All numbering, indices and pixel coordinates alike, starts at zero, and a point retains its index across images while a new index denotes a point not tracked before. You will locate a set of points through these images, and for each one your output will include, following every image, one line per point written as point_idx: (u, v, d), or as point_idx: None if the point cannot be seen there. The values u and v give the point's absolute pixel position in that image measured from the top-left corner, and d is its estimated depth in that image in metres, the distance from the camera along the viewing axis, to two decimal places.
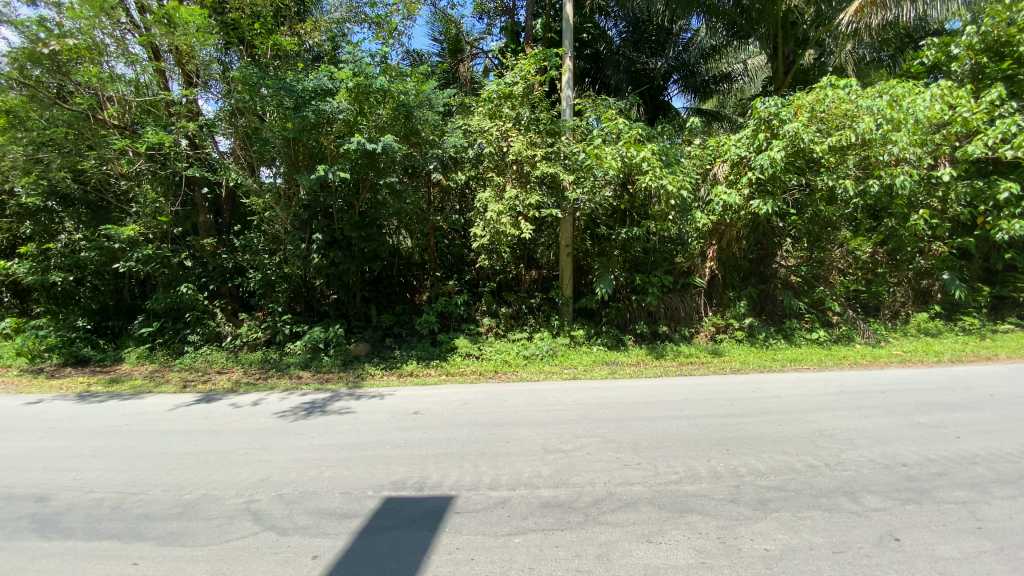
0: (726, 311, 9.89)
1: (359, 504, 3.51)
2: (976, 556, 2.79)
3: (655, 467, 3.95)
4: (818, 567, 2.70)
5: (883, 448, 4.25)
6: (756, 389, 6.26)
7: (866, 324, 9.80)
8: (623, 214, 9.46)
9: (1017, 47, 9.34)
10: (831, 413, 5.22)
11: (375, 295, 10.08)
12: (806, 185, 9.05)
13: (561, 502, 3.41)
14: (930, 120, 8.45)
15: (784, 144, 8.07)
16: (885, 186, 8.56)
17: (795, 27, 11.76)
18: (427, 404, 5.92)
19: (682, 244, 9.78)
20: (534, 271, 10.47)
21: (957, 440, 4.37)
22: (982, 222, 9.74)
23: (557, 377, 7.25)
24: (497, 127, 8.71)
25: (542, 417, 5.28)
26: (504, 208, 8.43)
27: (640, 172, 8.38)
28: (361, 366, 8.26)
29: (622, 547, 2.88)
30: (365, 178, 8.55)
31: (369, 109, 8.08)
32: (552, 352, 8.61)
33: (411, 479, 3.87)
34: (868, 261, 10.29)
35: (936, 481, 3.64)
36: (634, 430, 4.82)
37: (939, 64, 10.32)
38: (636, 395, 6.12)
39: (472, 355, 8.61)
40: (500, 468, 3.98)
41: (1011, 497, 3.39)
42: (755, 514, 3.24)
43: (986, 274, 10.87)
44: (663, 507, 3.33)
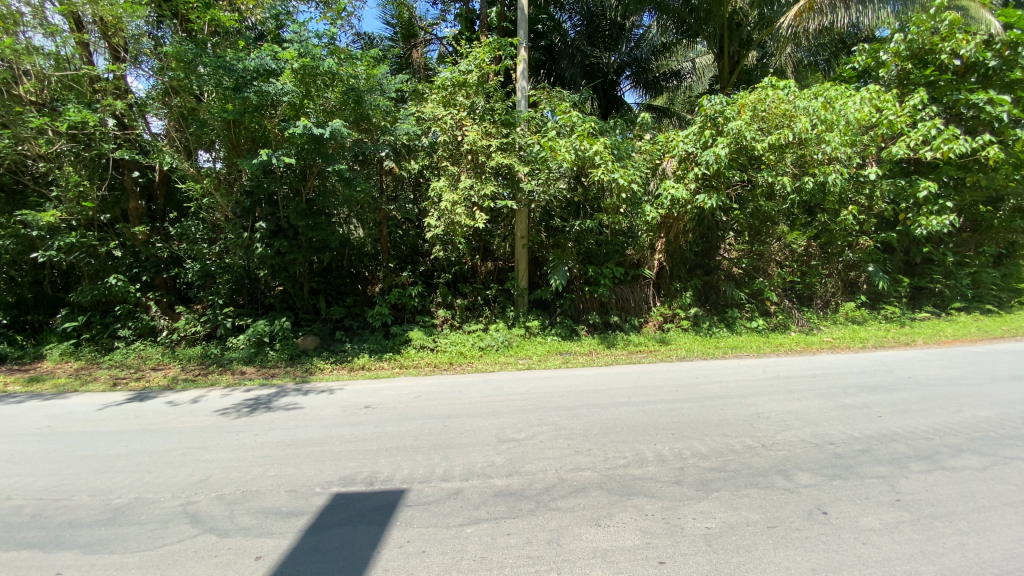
0: (674, 302, 10.28)
1: (305, 502, 3.40)
2: (896, 526, 3.04)
3: (605, 452, 4.05)
4: (755, 542, 2.86)
5: (814, 428, 4.55)
6: (701, 375, 6.56)
7: (801, 314, 10.44)
8: (576, 206, 9.58)
9: (937, 56, 10.13)
10: (768, 397, 5.53)
11: (324, 287, 9.71)
12: (748, 181, 9.47)
13: (513, 490, 3.43)
14: (859, 122, 8.99)
15: (728, 140, 8.48)
16: (818, 184, 9.08)
17: (740, 28, 12.21)
18: (379, 398, 5.81)
19: (632, 237, 10.05)
20: (489, 262, 10.44)
21: (879, 420, 4.74)
22: (903, 218, 10.53)
23: (512, 367, 7.29)
24: (452, 115, 8.58)
25: (496, 407, 5.29)
26: (459, 198, 8.35)
27: (592, 166, 8.50)
28: (309, 360, 7.99)
29: (573, 532, 2.94)
30: (312, 165, 8.22)
31: (315, 92, 7.70)
32: (507, 343, 8.64)
33: (362, 474, 3.79)
34: (802, 253, 10.95)
35: (860, 458, 3.94)
36: (586, 417, 4.92)
37: (869, 69, 11.03)
38: (587, 383, 6.27)
39: (426, 348, 8.51)
40: (454, 459, 3.96)
41: (926, 471, 3.72)
42: (697, 494, 3.39)
43: (906, 266, 11.83)
44: (612, 491, 3.43)
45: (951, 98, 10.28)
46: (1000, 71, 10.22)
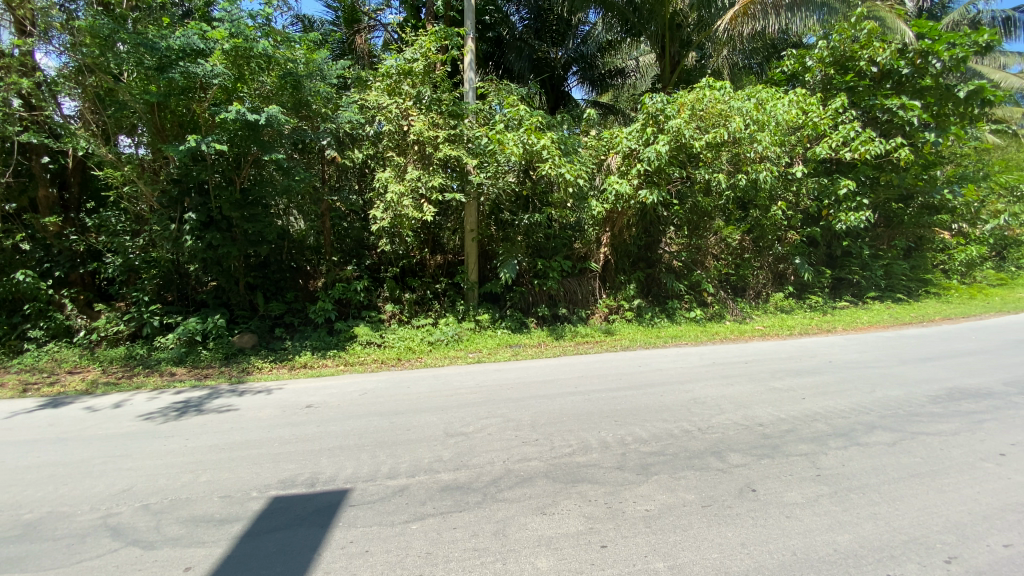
0: (618, 294, 10.60)
1: (240, 507, 3.24)
2: (816, 500, 3.28)
3: (551, 442, 4.12)
4: (690, 521, 3.01)
5: (745, 411, 4.83)
6: (643, 364, 6.82)
7: (735, 304, 11.05)
8: (525, 200, 9.61)
9: (857, 62, 10.93)
10: (704, 382, 5.83)
11: (262, 282, 9.24)
12: (687, 178, 9.88)
13: (460, 484, 3.42)
14: (788, 123, 9.57)
15: (669, 138, 8.76)
16: (750, 181, 9.60)
17: (680, 29, 12.61)
18: (322, 396, 5.62)
19: (579, 231, 10.24)
20: (438, 255, 10.29)
21: (803, 401, 5.10)
22: (826, 214, 11.34)
23: (462, 361, 7.25)
24: (397, 104, 8.36)
25: (444, 402, 5.24)
26: (406, 190, 8.17)
27: (540, 160, 8.56)
28: (246, 359, 7.60)
29: (518, 522, 2.97)
30: (247, 152, 7.77)
31: (249, 75, 7.25)
32: (457, 337, 8.58)
33: (303, 475, 3.65)
34: (737, 247, 11.50)
35: (785, 437, 4.23)
36: (533, 408, 4.98)
37: (796, 74, 11.76)
38: (535, 374, 6.35)
39: (372, 344, 8.30)
40: (399, 456, 3.89)
41: (842, 447, 4.04)
42: (638, 478, 3.52)
43: (828, 258, 12.77)
44: (557, 479, 3.50)
45: (868, 103, 11.12)
46: (912, 78, 11.09)
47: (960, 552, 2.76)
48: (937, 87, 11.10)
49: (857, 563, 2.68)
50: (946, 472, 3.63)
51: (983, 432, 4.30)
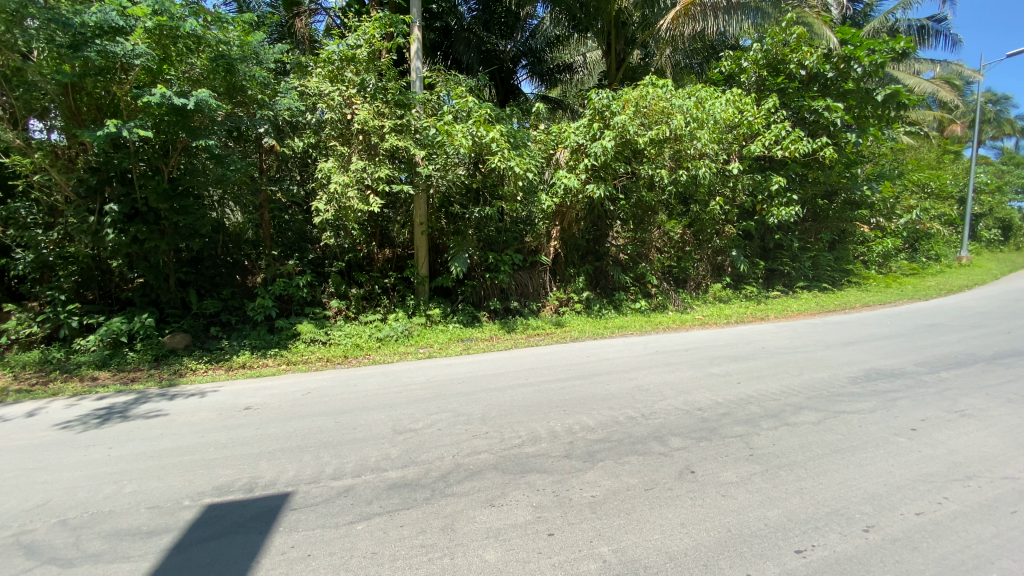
0: (568, 286, 10.80)
1: (171, 518, 3.05)
2: (750, 478, 3.49)
3: (501, 434, 4.14)
4: (633, 505, 3.13)
5: (685, 397, 5.05)
6: (591, 354, 7.00)
7: (677, 295, 11.52)
8: (475, 193, 9.54)
9: (788, 65, 11.64)
10: (647, 370, 6.06)
11: (195, 278, 8.69)
12: (632, 173, 10.16)
13: (408, 481, 3.37)
14: (725, 121, 10.01)
15: (614, 134, 8.95)
16: (691, 176, 10.00)
17: (625, 27, 12.89)
18: (262, 398, 5.37)
19: (530, 224, 10.29)
20: (387, 249, 10.05)
21: (738, 385, 5.40)
22: (760, 209, 12.01)
23: (412, 357, 7.15)
24: (339, 92, 8.08)
25: (392, 398, 5.15)
26: (350, 180, 7.90)
27: (489, 153, 8.50)
28: (179, 360, 7.15)
29: (467, 515, 2.97)
30: (175, 139, 7.27)
31: (175, 56, 6.79)
32: (407, 332, 8.43)
33: (240, 481, 3.49)
34: (678, 240, 11.92)
35: (722, 420, 4.46)
36: (484, 401, 4.99)
37: (733, 74, 12.32)
38: (487, 367, 6.37)
39: (317, 341, 8.01)
40: (345, 455, 3.79)
41: (773, 427, 4.30)
42: (585, 465, 3.61)
43: (763, 251, 13.52)
44: (506, 471, 3.52)
45: (798, 104, 11.80)
46: (836, 81, 11.83)
47: (876, 520, 3.02)
48: (858, 90, 11.91)
49: (785, 535, 2.87)
50: (864, 448, 3.95)
51: (896, 409, 4.71)
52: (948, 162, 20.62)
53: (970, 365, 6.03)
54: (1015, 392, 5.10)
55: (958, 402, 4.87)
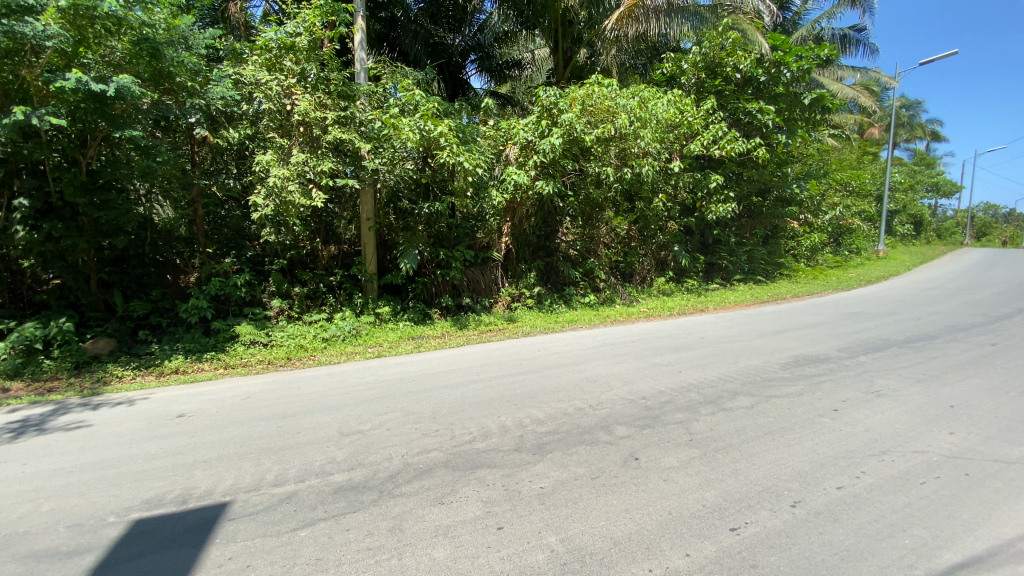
0: (519, 282, 10.89)
1: (94, 536, 2.84)
2: (689, 462, 3.66)
3: (451, 431, 4.13)
4: (580, 494, 3.21)
5: (631, 386, 5.24)
6: (542, 348, 7.10)
7: (624, 289, 11.88)
8: (425, 188, 9.42)
9: (724, 69, 12.19)
10: (595, 362, 6.22)
11: (121, 278, 8.08)
12: (580, 170, 10.35)
13: (355, 484, 3.31)
14: (667, 121, 10.37)
15: (562, 131, 9.10)
16: (635, 175, 10.30)
17: (572, 25, 13.05)
18: (196, 404, 5.09)
19: (481, 220, 10.27)
20: (332, 246, 9.72)
21: (680, 374, 5.66)
22: (699, 206, 12.56)
23: (360, 357, 6.97)
24: (278, 81, 7.73)
25: (338, 400, 5.02)
26: (291, 174, 7.58)
27: (438, 147, 8.39)
28: (103, 367, 6.65)
29: (415, 515, 2.95)
30: (94, 127, 6.71)
31: (92, 39, 6.23)
32: (355, 332, 8.20)
33: (172, 493, 3.30)
34: (625, 236, 12.27)
35: (664, 407, 4.66)
36: (434, 399, 4.95)
37: (675, 76, 12.78)
38: (437, 365, 6.32)
39: (258, 343, 7.66)
40: (288, 461, 3.67)
41: (711, 413, 4.54)
42: (534, 458, 3.67)
43: (703, 246, 14.16)
44: (456, 468, 3.52)
45: (734, 106, 12.39)
46: (768, 85, 12.47)
47: (802, 496, 3.25)
48: (788, 94, 12.64)
49: (722, 515, 3.04)
50: (792, 429, 4.24)
51: (821, 391, 5.08)
52: (866, 163, 22.35)
53: (884, 349, 6.60)
54: (922, 373, 5.63)
55: (874, 383, 5.33)
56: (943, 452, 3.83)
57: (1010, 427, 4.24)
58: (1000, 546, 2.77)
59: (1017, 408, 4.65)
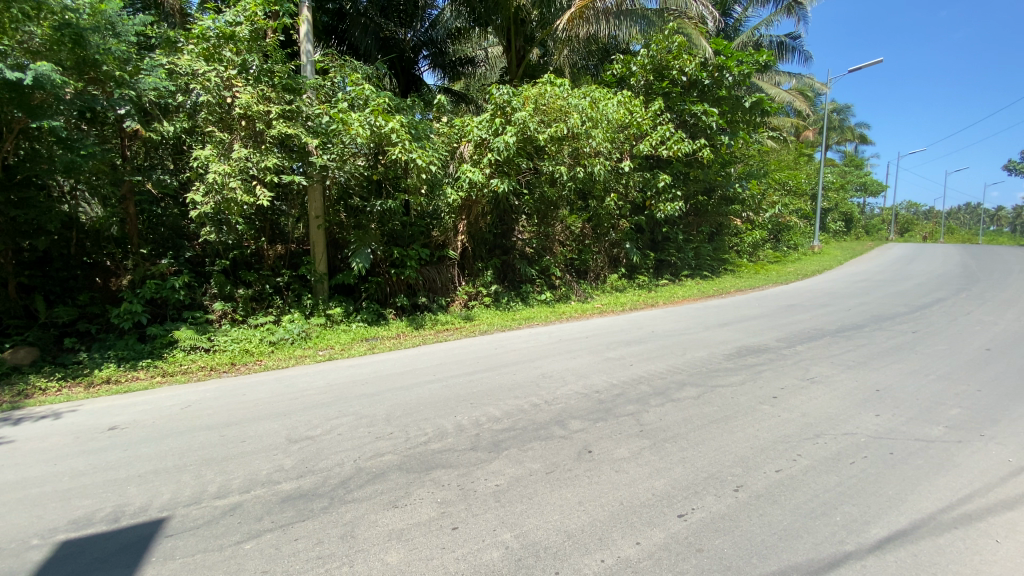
0: (476, 280, 10.85)
1: (14, 560, 2.62)
2: (640, 452, 3.78)
3: (406, 432, 4.08)
4: (535, 489, 3.25)
5: (585, 380, 5.35)
6: (498, 346, 7.12)
7: (579, 286, 12.10)
8: (377, 186, 9.23)
9: (671, 71, 12.58)
10: (551, 358, 6.31)
11: (43, 282, 7.63)
12: (535, 169, 10.45)
13: (304, 492, 3.21)
14: (618, 121, 10.62)
15: (515, 130, 9.14)
16: (588, 174, 10.49)
17: (524, 25, 13.17)
18: (131, 415, 4.78)
19: (435, 218, 10.16)
20: (279, 246, 9.35)
21: (632, 367, 5.84)
22: (650, 205, 12.94)
23: (310, 360, 6.75)
24: (217, 72, 7.34)
25: (287, 406, 4.85)
26: (232, 170, 7.23)
27: (389, 144, 8.21)
28: (23, 379, 6.13)
29: (368, 520, 2.90)
30: (9, 118, 6.16)
31: (8, 23, 5.72)
32: (304, 334, 7.93)
33: (103, 511, 3.09)
34: (579, 234, 12.49)
35: (617, 400, 4.79)
36: (388, 401, 4.87)
37: (624, 77, 13.10)
38: (392, 366, 6.22)
39: (199, 349, 7.28)
40: (232, 471, 3.51)
41: (660, 404, 4.71)
42: (490, 455, 3.69)
43: (654, 243, 14.62)
44: (411, 470, 3.48)
45: (680, 108, 12.82)
46: (713, 88, 12.98)
47: (745, 480, 3.43)
48: (730, 98, 13.22)
49: (670, 502, 3.15)
50: (735, 416, 4.46)
51: (761, 380, 5.37)
52: (802, 163, 23.73)
53: (818, 338, 7.05)
54: (851, 360, 6.06)
55: (809, 370, 5.69)
56: (870, 433, 4.13)
57: (928, 407, 4.63)
58: (919, 518, 3.02)
59: (934, 390, 5.08)
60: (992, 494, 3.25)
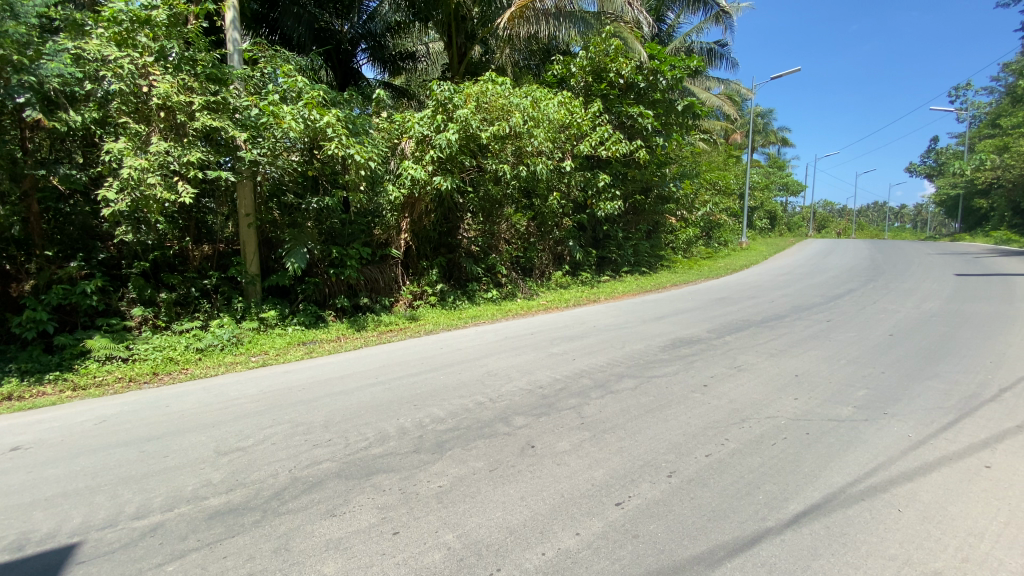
0: (421, 280, 10.72)
1: None
2: (581, 444, 3.89)
3: (345, 438, 3.97)
4: (478, 488, 3.27)
5: (529, 376, 5.43)
6: (444, 345, 7.08)
7: (524, 283, 12.23)
8: (313, 182, 8.91)
9: (608, 74, 12.86)
10: (496, 355, 6.35)
11: None
12: (479, 167, 10.45)
13: (234, 506, 3.06)
14: (559, 121, 10.80)
15: (457, 127, 9.09)
16: (531, 173, 10.60)
17: (465, 21, 13.02)
18: (35, 434, 4.34)
19: (377, 215, 9.90)
20: (206, 246, 8.80)
21: (574, 361, 5.99)
22: (591, 203, 13.27)
23: (242, 367, 6.41)
24: (131, 58, 6.77)
25: (216, 416, 4.58)
26: (151, 165, 6.72)
27: (325, 138, 7.92)
28: None
29: (303, 531, 2.81)
30: None
31: None
32: (235, 340, 7.52)
33: (2, 542, 2.80)
34: (524, 232, 12.59)
35: (559, 394, 4.90)
36: (327, 406, 4.73)
37: (565, 78, 13.38)
38: (332, 370, 6.02)
39: (116, 359, 6.74)
40: (154, 489, 3.29)
41: (601, 396, 4.86)
42: (433, 457, 3.66)
43: (596, 241, 15.04)
44: (350, 476, 3.40)
45: (618, 109, 13.21)
46: (648, 91, 13.47)
47: (678, 466, 3.61)
48: (664, 101, 13.78)
49: (609, 491, 3.27)
50: (670, 405, 4.68)
51: (693, 369, 5.68)
52: (730, 164, 25.20)
53: (745, 328, 7.54)
54: (774, 347, 6.52)
55: (737, 358, 6.07)
56: (789, 416, 4.47)
57: (839, 390, 5.07)
58: (831, 493, 3.30)
59: (845, 373, 5.57)
60: (893, 467, 3.61)
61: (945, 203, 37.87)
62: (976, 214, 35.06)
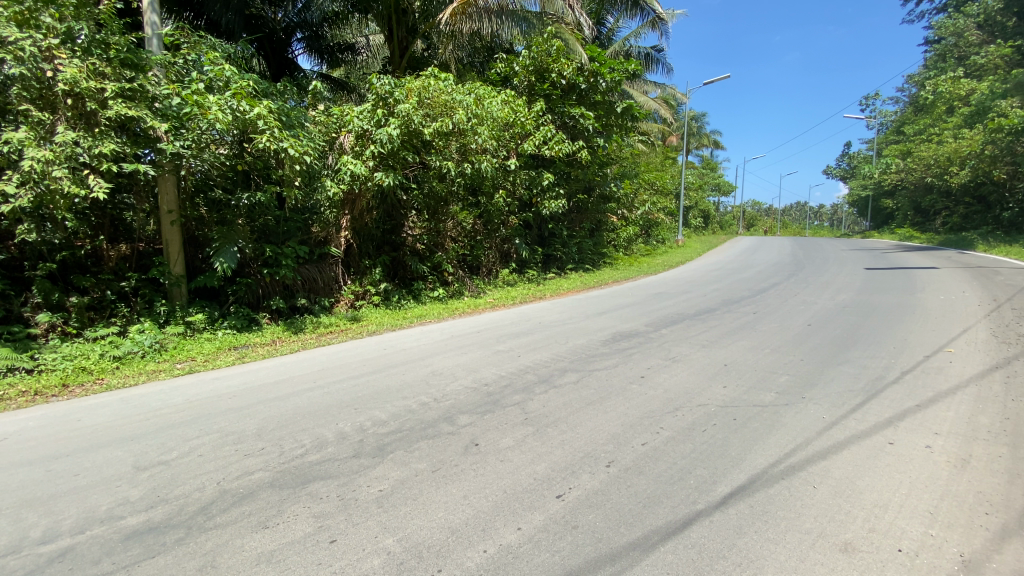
0: (364, 279, 10.47)
1: None
2: (524, 440, 3.95)
3: (280, 446, 3.82)
4: (420, 489, 3.25)
5: (474, 374, 5.45)
6: (387, 346, 6.94)
7: (471, 281, 12.18)
8: (244, 177, 8.47)
9: (551, 74, 13.01)
10: (441, 355, 6.31)
11: None
12: (422, 163, 10.31)
13: (155, 524, 2.87)
14: (502, 119, 10.85)
15: (399, 122, 8.93)
16: (476, 170, 10.44)
17: (406, 15, 12.84)
18: None
19: (315, 212, 9.59)
20: (123, 245, 8.16)
21: (519, 357, 6.07)
22: (536, 202, 13.44)
23: (166, 375, 6.00)
24: (31, 39, 6.10)
25: (136, 429, 4.26)
26: (56, 156, 6.12)
27: (256, 131, 7.53)
28: None
29: (233, 546, 2.69)
30: None
31: None
32: (158, 346, 7.01)
33: None
34: (471, 230, 12.41)
35: (504, 391, 4.95)
36: (261, 414, 4.52)
37: (508, 76, 13.47)
38: (267, 376, 5.76)
39: (18, 370, 6.12)
40: (63, 511, 3.03)
41: (544, 391, 4.95)
42: (374, 460, 3.60)
43: (541, 239, 15.26)
44: (285, 486, 3.28)
45: (560, 109, 13.42)
46: (589, 93, 13.76)
47: (616, 456, 3.75)
48: (604, 103, 14.09)
49: (550, 485, 3.34)
50: (610, 397, 4.84)
51: (632, 361, 5.90)
52: (667, 165, 26.28)
53: (681, 321, 7.92)
54: (707, 339, 6.90)
55: (672, 350, 6.37)
56: (719, 403, 4.74)
57: (764, 377, 5.44)
58: (755, 474, 3.54)
59: (769, 361, 5.98)
60: (809, 447, 3.92)
61: (858, 203, 41.35)
62: (884, 213, 38.56)
